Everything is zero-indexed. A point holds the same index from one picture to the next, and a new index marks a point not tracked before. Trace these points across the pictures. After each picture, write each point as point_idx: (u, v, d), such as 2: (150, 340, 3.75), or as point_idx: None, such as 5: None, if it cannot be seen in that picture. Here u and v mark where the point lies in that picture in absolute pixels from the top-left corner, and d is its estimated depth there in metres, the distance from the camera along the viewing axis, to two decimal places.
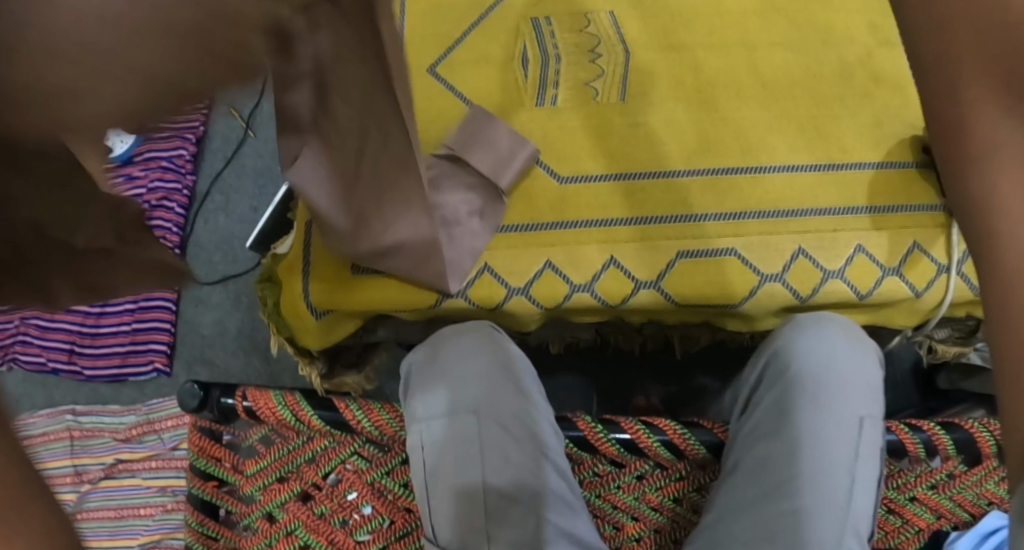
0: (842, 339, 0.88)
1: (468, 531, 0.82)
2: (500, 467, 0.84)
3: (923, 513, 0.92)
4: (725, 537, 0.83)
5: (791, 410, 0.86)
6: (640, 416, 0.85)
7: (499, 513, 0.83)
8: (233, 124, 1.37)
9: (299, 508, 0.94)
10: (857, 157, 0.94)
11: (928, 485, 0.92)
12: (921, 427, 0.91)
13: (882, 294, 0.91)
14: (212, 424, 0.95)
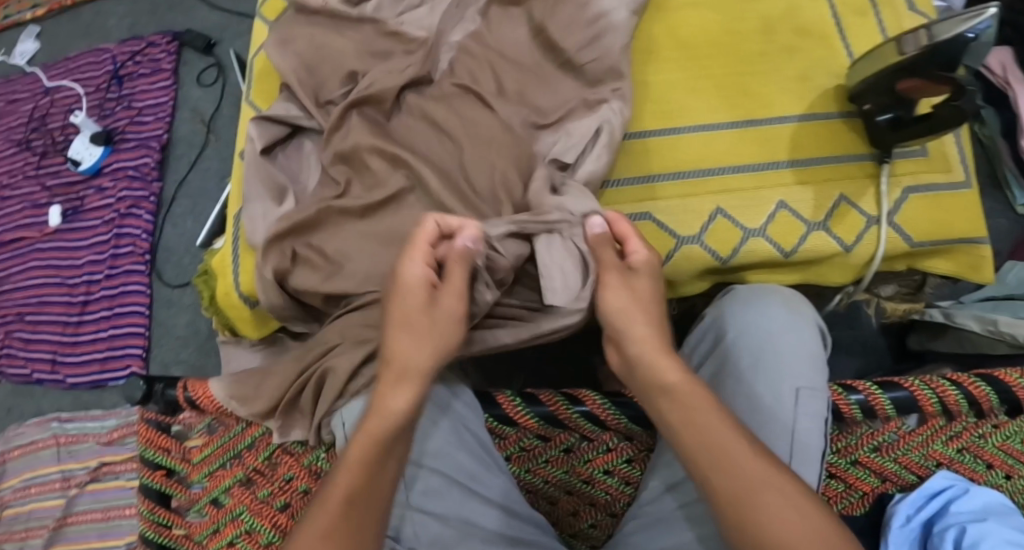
0: (782, 310, 0.85)
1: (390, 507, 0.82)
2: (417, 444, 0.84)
3: (865, 476, 0.93)
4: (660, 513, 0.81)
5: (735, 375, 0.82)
6: (560, 389, 0.89)
7: (419, 489, 0.82)
8: (195, 129, 1.46)
9: (244, 492, 0.96)
10: (779, 112, 0.94)
11: (870, 448, 0.92)
12: (858, 387, 0.90)
13: (808, 249, 0.91)
14: (158, 416, 0.97)
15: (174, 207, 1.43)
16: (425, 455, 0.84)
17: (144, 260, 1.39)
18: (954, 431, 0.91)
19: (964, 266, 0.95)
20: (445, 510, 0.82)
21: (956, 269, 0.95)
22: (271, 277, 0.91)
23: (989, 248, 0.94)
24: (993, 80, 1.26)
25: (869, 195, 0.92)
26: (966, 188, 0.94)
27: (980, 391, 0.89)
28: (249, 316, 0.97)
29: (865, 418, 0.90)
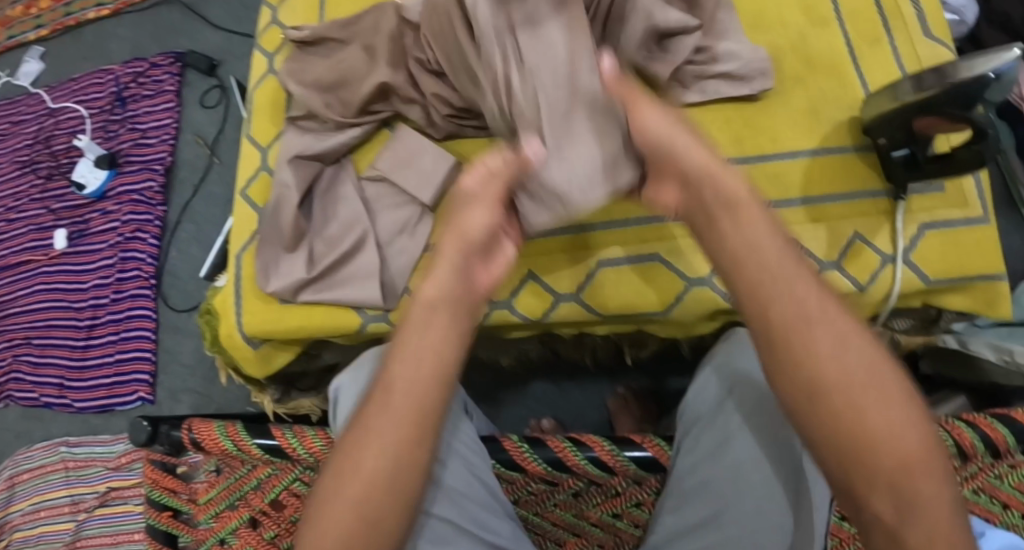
0: None
1: None
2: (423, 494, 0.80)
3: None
4: None
5: (728, 429, 0.81)
6: (565, 434, 0.88)
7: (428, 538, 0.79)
8: (199, 151, 1.44)
9: (250, 533, 0.93)
10: (793, 146, 0.92)
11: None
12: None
13: None
14: (163, 457, 0.96)
15: (179, 230, 1.41)
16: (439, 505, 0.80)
17: (149, 285, 1.38)
18: (969, 470, 0.90)
19: (981, 302, 0.92)
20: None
21: (975, 306, 0.92)
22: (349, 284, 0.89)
23: (1006, 284, 0.92)
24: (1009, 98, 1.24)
25: (884, 232, 0.91)
26: (984, 223, 0.91)
27: (997, 432, 0.87)
28: (255, 356, 0.96)
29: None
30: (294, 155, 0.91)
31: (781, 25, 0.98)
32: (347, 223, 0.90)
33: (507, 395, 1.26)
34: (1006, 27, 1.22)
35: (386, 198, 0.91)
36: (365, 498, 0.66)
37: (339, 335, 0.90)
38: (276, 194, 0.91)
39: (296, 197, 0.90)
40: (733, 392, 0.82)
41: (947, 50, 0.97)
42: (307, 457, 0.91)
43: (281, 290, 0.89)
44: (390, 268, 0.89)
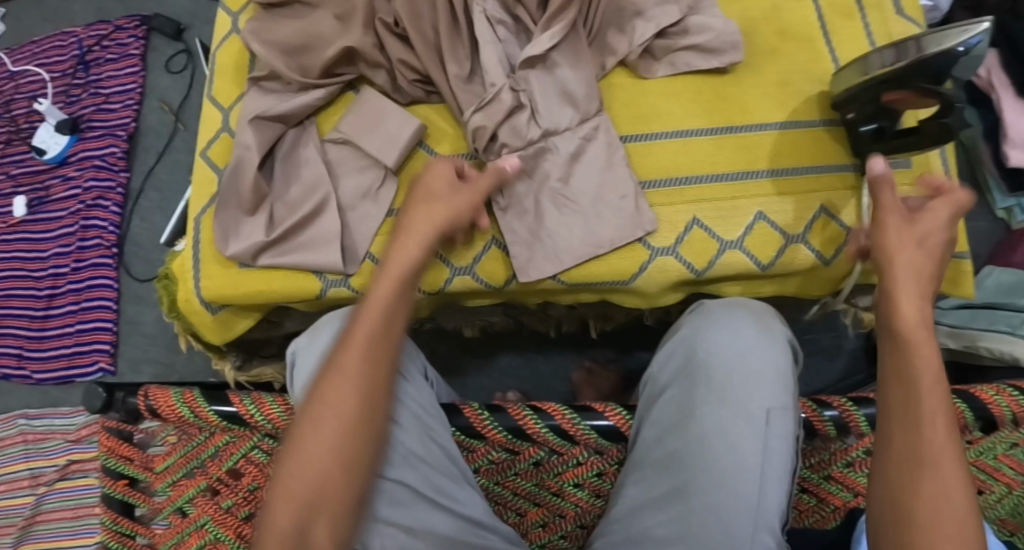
0: (748, 329, 0.84)
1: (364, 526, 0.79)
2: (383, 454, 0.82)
3: (838, 491, 0.93)
4: (636, 531, 0.81)
5: (696, 403, 0.82)
6: (527, 401, 0.87)
7: (387, 499, 0.81)
8: (165, 118, 1.41)
9: (207, 502, 0.92)
10: (763, 118, 0.92)
11: (843, 464, 0.92)
12: (831, 403, 0.90)
13: (725, 271, 0.89)
14: (120, 424, 0.93)
15: (142, 199, 1.39)
16: (397, 469, 0.82)
17: (111, 253, 1.36)
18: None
19: (944, 280, 0.93)
20: (414, 522, 0.80)
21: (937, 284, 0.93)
22: (310, 249, 0.87)
23: (971, 262, 0.92)
24: (978, 83, 1.23)
25: (851, 208, 0.90)
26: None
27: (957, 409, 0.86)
28: (213, 321, 0.94)
29: (838, 434, 0.91)
30: (255, 116, 0.88)
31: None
32: (309, 186, 0.88)
33: (475, 367, 1.25)
34: (978, 13, 1.21)
35: (349, 161, 0.90)
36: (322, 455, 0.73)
37: (299, 299, 0.89)
38: (237, 157, 0.88)
39: (257, 159, 0.88)
40: (702, 363, 0.83)
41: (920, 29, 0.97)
42: (266, 424, 0.90)
43: (240, 253, 0.87)
44: (351, 233, 0.88)
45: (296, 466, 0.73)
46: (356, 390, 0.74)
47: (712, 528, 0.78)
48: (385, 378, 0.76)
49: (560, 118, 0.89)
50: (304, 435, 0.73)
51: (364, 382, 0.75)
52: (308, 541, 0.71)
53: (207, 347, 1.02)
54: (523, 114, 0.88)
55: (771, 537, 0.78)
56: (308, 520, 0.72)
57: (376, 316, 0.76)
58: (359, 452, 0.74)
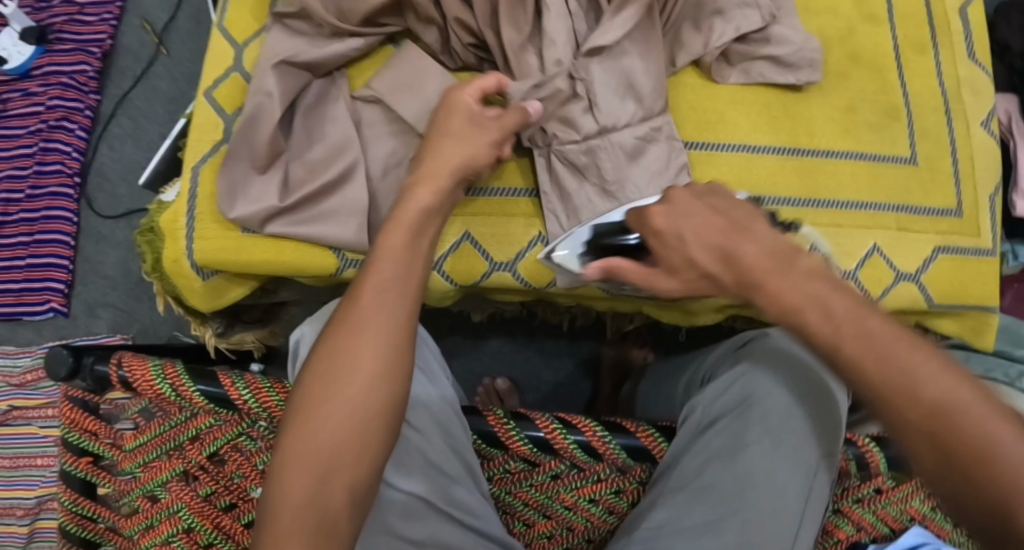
0: (810, 372, 0.78)
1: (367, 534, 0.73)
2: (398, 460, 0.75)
3: (844, 525, 0.83)
4: None
5: (747, 439, 0.75)
6: (555, 412, 0.78)
7: (396, 510, 0.74)
8: (145, 39, 1.26)
9: (183, 488, 0.82)
10: (830, 145, 0.83)
11: (854, 498, 0.83)
12: (856, 440, 0.82)
13: None
14: (86, 394, 0.83)
15: (113, 124, 1.25)
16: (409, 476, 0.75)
17: (72, 183, 1.22)
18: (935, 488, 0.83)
19: (968, 329, 0.88)
20: (422, 535, 0.74)
21: (960, 331, 0.88)
22: (329, 221, 0.77)
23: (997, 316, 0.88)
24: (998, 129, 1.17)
25: (906, 250, 0.83)
26: (990, 256, 0.86)
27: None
28: (204, 287, 0.82)
29: (857, 471, 0.82)
30: (281, 60, 0.78)
31: (833, 13, 0.87)
32: (334, 148, 0.78)
33: (461, 349, 1.16)
34: (1004, 58, 1.17)
35: (380, 124, 0.80)
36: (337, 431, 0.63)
37: (309, 276, 0.80)
38: (254, 104, 0.78)
39: (279, 110, 0.77)
40: (762, 399, 0.77)
41: (986, 75, 0.90)
42: (259, 411, 0.80)
43: (246, 216, 0.76)
44: (377, 205, 0.79)
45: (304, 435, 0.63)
46: (368, 348, 0.64)
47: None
48: (401, 337, 0.65)
49: (620, 112, 0.79)
50: (314, 406, 0.64)
51: (378, 341, 0.65)
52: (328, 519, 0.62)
53: (187, 310, 0.89)
54: (582, 104, 0.79)
55: None
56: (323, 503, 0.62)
57: (387, 274, 0.66)
58: (373, 421, 0.64)
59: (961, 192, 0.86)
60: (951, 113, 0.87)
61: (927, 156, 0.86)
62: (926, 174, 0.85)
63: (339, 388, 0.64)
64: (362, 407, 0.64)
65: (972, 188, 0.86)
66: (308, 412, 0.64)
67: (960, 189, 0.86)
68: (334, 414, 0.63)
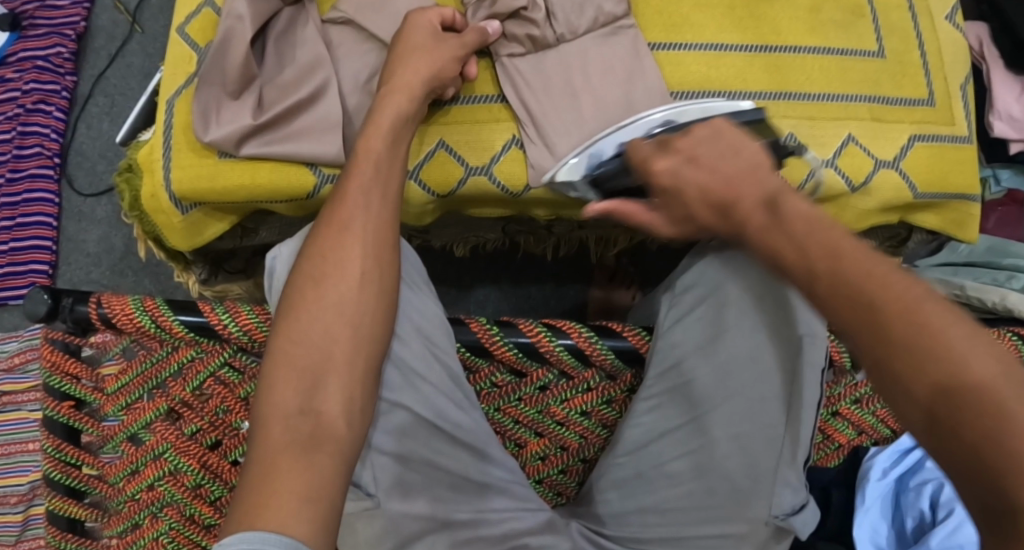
0: None
1: (361, 462, 0.68)
2: (391, 384, 0.71)
3: (845, 429, 0.82)
4: (650, 467, 0.74)
5: (722, 329, 0.73)
6: (541, 318, 0.77)
7: (384, 430, 0.70)
8: (118, 18, 1.28)
9: (167, 428, 0.82)
10: (795, 42, 0.87)
11: (852, 399, 0.81)
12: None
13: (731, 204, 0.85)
14: (66, 336, 0.81)
15: (90, 104, 1.25)
16: (393, 389, 0.71)
17: (52, 164, 1.22)
18: None
19: (950, 222, 0.91)
20: (403, 449, 0.70)
21: (943, 225, 0.91)
22: (303, 140, 0.78)
23: (979, 206, 0.90)
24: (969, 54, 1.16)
25: (880, 139, 0.86)
26: (967, 143, 0.89)
27: None
28: (181, 221, 0.81)
29: (852, 368, 0.79)
30: None
31: None
32: (305, 67, 0.79)
33: (448, 300, 1.16)
34: None
35: (347, 44, 0.81)
36: (329, 305, 0.64)
37: (285, 199, 0.80)
38: (225, 28, 0.78)
39: (250, 31, 0.77)
40: (729, 290, 0.73)
41: None
42: (240, 337, 0.79)
43: (221, 139, 0.76)
44: (349, 121, 0.79)
45: (297, 332, 0.63)
46: (358, 249, 0.66)
47: (739, 469, 0.71)
48: (388, 240, 0.67)
49: (575, 22, 0.84)
50: (317, 277, 0.65)
51: (364, 246, 0.66)
52: (319, 415, 0.60)
53: (169, 254, 0.89)
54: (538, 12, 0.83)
55: (793, 470, 0.70)
56: (315, 390, 0.61)
57: (367, 178, 0.68)
58: (365, 320, 0.65)
59: (932, 82, 0.89)
60: (914, 8, 0.91)
61: (894, 50, 0.89)
62: (895, 67, 0.89)
63: (329, 276, 0.65)
64: (350, 292, 0.65)
65: (942, 79, 0.90)
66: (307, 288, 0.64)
67: (930, 79, 0.89)
68: (321, 294, 0.64)
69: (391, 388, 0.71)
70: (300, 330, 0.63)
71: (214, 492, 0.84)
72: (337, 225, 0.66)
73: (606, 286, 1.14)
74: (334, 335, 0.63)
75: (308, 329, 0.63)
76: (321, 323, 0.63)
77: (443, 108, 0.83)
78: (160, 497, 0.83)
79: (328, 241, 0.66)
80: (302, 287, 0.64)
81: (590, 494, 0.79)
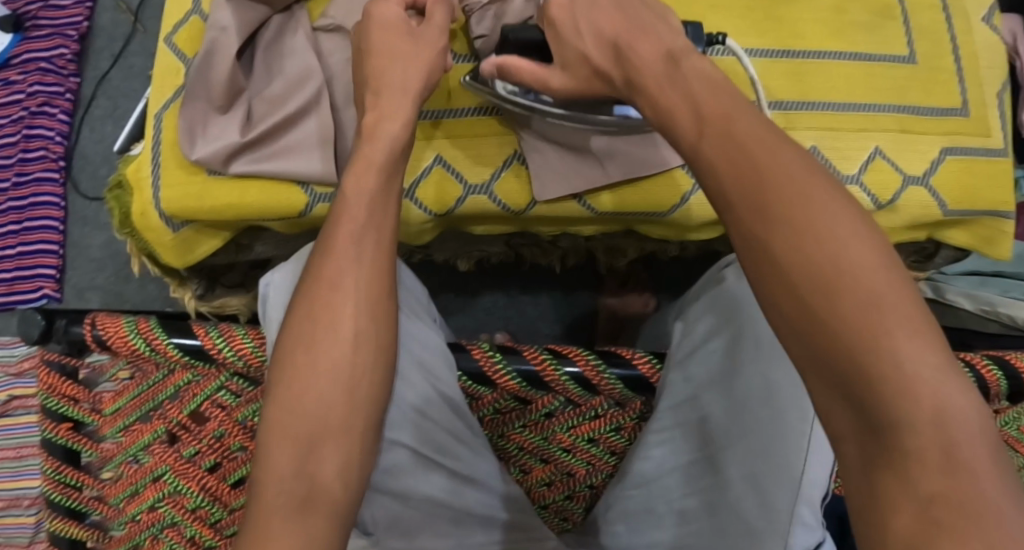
0: None
1: (366, 504, 0.67)
2: (396, 426, 0.68)
3: None
4: (666, 505, 0.72)
5: (738, 361, 0.68)
6: (545, 345, 0.75)
7: (386, 471, 0.67)
8: (120, 17, 1.26)
9: (166, 450, 0.81)
10: (820, 47, 0.82)
11: None
12: None
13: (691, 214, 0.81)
14: (62, 358, 0.80)
15: (94, 105, 1.24)
16: (396, 430, 0.67)
17: (58, 167, 1.21)
18: None
19: (981, 239, 0.86)
20: (410, 490, 0.68)
21: (973, 243, 0.86)
22: (295, 158, 0.75)
23: (1013, 224, 0.85)
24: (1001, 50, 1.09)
25: (907, 151, 0.81)
26: (1002, 157, 0.83)
27: (988, 372, 0.76)
28: (171, 239, 0.80)
29: None
30: None
31: None
32: (295, 80, 0.76)
33: (456, 306, 1.13)
34: None
35: (339, 53, 0.78)
36: (324, 348, 0.60)
37: (279, 217, 0.77)
38: (210, 40, 0.76)
39: (234, 44, 0.75)
40: (746, 320, 0.69)
41: None
42: (236, 360, 0.77)
43: (206, 157, 0.74)
44: (341, 136, 0.77)
45: (291, 387, 0.59)
46: (352, 297, 0.61)
47: (750, 509, 0.64)
48: (384, 282, 0.63)
49: None
50: (308, 329, 0.60)
51: (358, 294, 0.62)
52: (313, 475, 0.57)
53: (164, 270, 0.87)
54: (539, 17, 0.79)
55: (808, 510, 0.62)
56: (311, 452, 0.58)
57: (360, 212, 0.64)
58: (361, 371, 0.61)
59: (966, 89, 0.84)
60: (948, 10, 0.86)
61: (926, 55, 0.84)
62: (926, 74, 0.84)
63: (323, 319, 0.61)
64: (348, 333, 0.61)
65: (978, 87, 0.84)
66: (299, 337, 0.60)
67: (965, 86, 0.84)
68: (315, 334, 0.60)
69: (395, 428, 0.67)
70: (297, 380, 0.59)
71: (214, 514, 0.81)
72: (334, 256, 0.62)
73: (618, 292, 1.10)
74: (326, 383, 0.59)
75: (306, 378, 0.59)
76: (315, 367, 0.59)
77: (439, 121, 0.80)
78: (161, 519, 0.81)
79: (321, 272, 0.62)
80: (294, 334, 0.60)
81: (599, 523, 0.77)
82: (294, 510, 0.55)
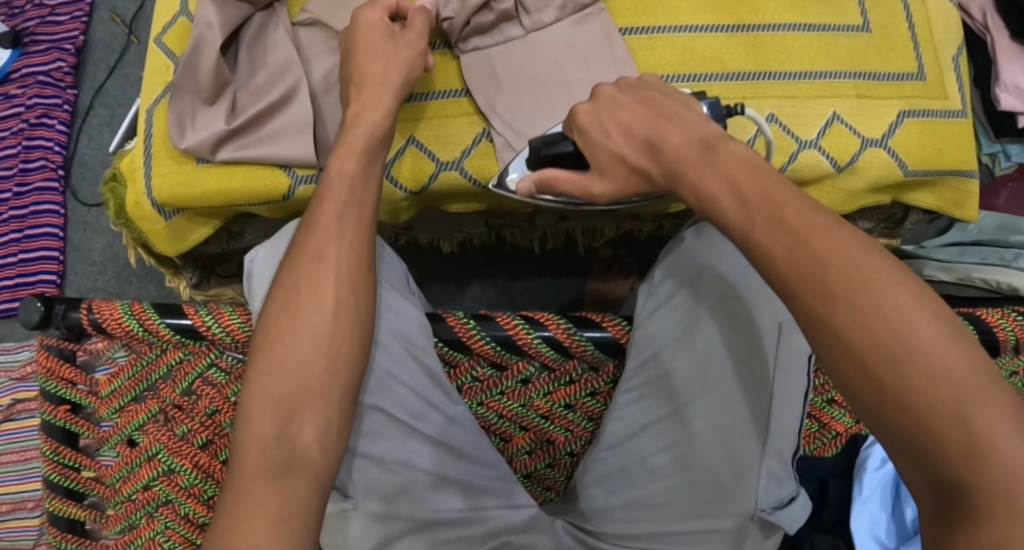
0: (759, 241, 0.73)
1: (347, 466, 0.70)
2: (376, 391, 0.72)
3: (842, 417, 0.80)
4: (633, 462, 0.74)
5: (699, 322, 0.72)
6: (519, 312, 0.78)
7: (364, 434, 0.71)
8: (115, 30, 1.31)
9: (160, 429, 0.84)
10: (777, 20, 0.87)
11: None
12: None
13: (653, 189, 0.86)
14: (60, 342, 0.84)
15: (91, 115, 1.28)
16: (375, 394, 0.72)
17: (57, 176, 1.25)
18: None
19: (948, 201, 0.89)
20: (386, 453, 0.71)
21: (941, 204, 0.89)
22: (277, 144, 0.79)
23: (978, 183, 0.88)
24: (972, 26, 1.10)
25: (867, 116, 0.85)
26: (961, 117, 0.87)
27: None
28: (164, 227, 0.83)
29: None
30: None
31: None
32: (277, 71, 0.81)
33: (445, 296, 1.17)
34: None
35: (319, 45, 0.82)
36: (304, 322, 0.63)
37: (264, 202, 0.81)
38: (197, 36, 0.80)
39: (219, 38, 0.79)
40: (704, 283, 0.73)
41: None
42: (224, 338, 0.81)
43: (194, 145, 0.78)
44: (322, 124, 0.81)
45: (273, 365, 0.62)
46: (331, 277, 0.65)
47: (721, 462, 0.69)
48: (362, 265, 0.66)
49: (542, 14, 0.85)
50: (290, 310, 0.63)
51: (337, 267, 0.65)
52: (294, 443, 0.60)
53: (159, 261, 0.92)
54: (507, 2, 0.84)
55: (779, 463, 0.66)
56: (292, 417, 0.61)
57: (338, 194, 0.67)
58: (342, 347, 0.64)
59: (921, 55, 0.88)
60: None
61: (880, 23, 0.88)
62: (882, 40, 0.88)
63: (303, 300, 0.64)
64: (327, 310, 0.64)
65: (933, 52, 0.88)
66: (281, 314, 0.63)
67: (920, 52, 0.88)
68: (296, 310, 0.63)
69: (373, 393, 0.72)
70: (281, 359, 0.62)
71: (206, 491, 0.84)
72: (313, 234, 0.66)
73: (603, 277, 1.14)
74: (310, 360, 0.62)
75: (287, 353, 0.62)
76: (297, 340, 0.62)
77: (415, 103, 0.84)
78: (155, 498, 0.83)
79: (302, 248, 0.65)
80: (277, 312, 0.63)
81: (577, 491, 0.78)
82: (277, 475, 0.58)
